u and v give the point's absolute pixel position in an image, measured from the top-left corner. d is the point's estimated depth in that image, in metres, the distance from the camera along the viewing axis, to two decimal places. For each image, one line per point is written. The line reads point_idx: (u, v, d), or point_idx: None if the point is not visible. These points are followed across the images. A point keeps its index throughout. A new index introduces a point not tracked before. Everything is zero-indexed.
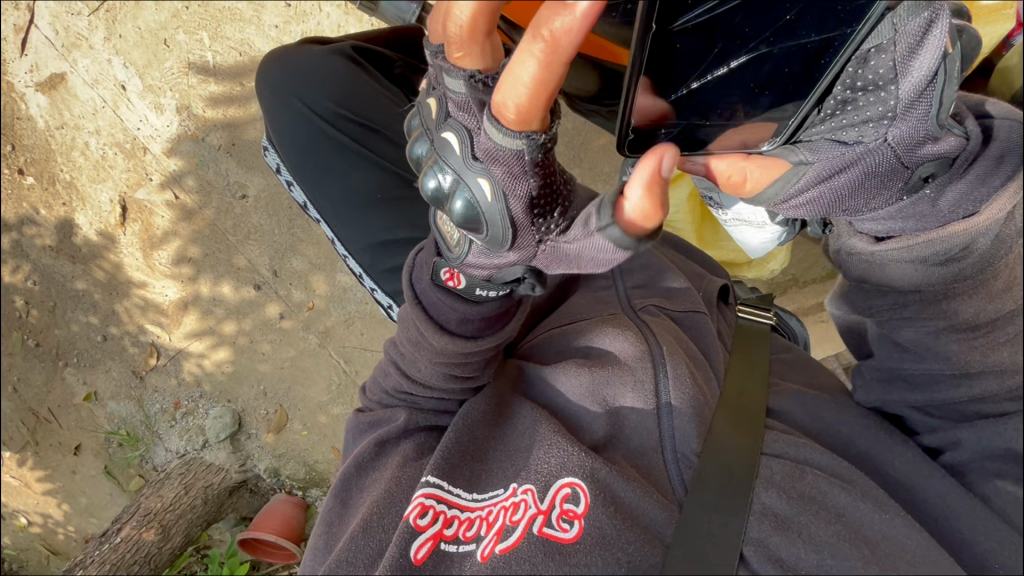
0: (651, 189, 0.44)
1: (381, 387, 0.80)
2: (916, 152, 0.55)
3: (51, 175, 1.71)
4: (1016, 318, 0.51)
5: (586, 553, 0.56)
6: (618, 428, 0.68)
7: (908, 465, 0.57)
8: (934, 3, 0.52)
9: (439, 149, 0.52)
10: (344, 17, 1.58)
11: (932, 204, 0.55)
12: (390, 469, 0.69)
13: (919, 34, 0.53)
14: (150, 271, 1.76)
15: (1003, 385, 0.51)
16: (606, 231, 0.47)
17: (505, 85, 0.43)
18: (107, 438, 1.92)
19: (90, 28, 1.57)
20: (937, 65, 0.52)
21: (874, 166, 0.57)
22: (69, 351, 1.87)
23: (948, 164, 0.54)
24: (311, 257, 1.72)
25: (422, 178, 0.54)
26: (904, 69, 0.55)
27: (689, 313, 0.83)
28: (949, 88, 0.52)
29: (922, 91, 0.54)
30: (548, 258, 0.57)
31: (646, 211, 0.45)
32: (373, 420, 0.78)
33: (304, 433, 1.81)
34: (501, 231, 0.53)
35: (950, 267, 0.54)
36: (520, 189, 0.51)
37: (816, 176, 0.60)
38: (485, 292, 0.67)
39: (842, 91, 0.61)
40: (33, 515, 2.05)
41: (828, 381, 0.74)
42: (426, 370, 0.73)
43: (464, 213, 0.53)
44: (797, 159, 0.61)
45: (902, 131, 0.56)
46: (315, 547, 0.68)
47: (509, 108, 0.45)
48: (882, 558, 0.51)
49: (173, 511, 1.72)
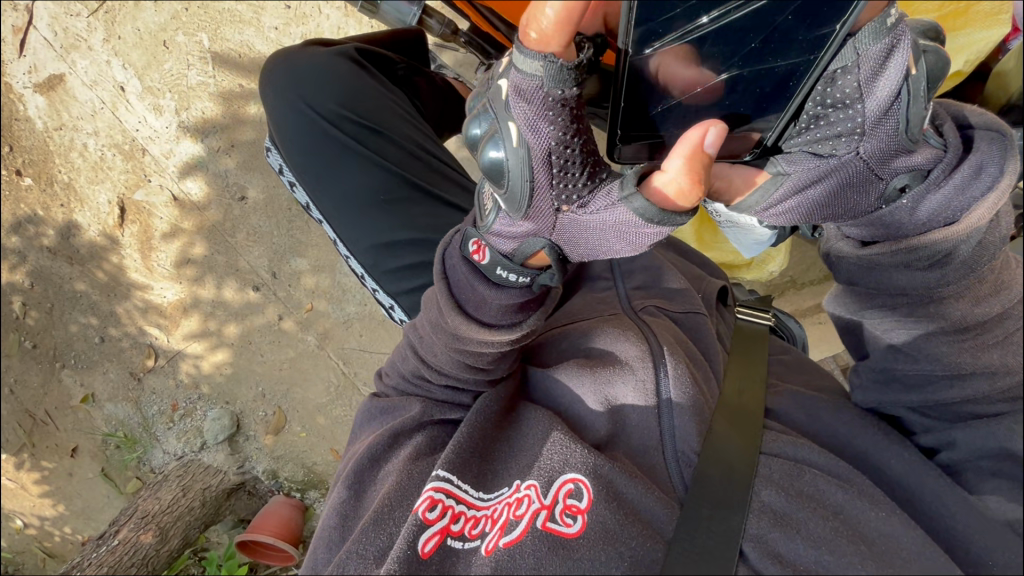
0: (689, 162, 0.51)
1: (398, 372, 0.81)
2: (889, 164, 0.57)
3: (49, 177, 1.71)
4: (1003, 321, 0.53)
5: (588, 548, 0.57)
6: (618, 426, 0.68)
7: (903, 464, 0.58)
8: (895, 27, 0.53)
9: (488, 96, 0.54)
10: (344, 20, 1.57)
11: (909, 213, 0.56)
12: (401, 462, 0.69)
13: (881, 57, 0.53)
14: (149, 273, 1.76)
15: (995, 386, 0.53)
16: (630, 201, 0.54)
17: (535, 8, 0.45)
18: (105, 440, 1.91)
19: (89, 30, 1.58)
20: (900, 86, 0.53)
21: (848, 180, 0.58)
22: (66, 353, 1.86)
23: (921, 176, 0.56)
24: (310, 258, 1.72)
25: (467, 124, 0.56)
26: (869, 89, 0.55)
27: (690, 313, 0.83)
28: (916, 105, 0.53)
29: (887, 110, 0.54)
30: (566, 229, 0.60)
31: (682, 186, 0.52)
32: (389, 405, 0.79)
33: (303, 434, 1.81)
34: (520, 187, 0.55)
35: (935, 272, 0.55)
36: (547, 141, 0.53)
37: (792, 187, 0.61)
38: (505, 274, 0.65)
39: (813, 107, 0.60)
40: (29, 517, 2.04)
41: (825, 382, 0.74)
42: (442, 356, 0.73)
43: (492, 163, 0.55)
44: (775, 169, 0.62)
45: (873, 145, 0.57)
46: (328, 537, 0.68)
47: (533, 27, 0.47)
48: (880, 554, 0.51)
49: (171, 513, 1.71)
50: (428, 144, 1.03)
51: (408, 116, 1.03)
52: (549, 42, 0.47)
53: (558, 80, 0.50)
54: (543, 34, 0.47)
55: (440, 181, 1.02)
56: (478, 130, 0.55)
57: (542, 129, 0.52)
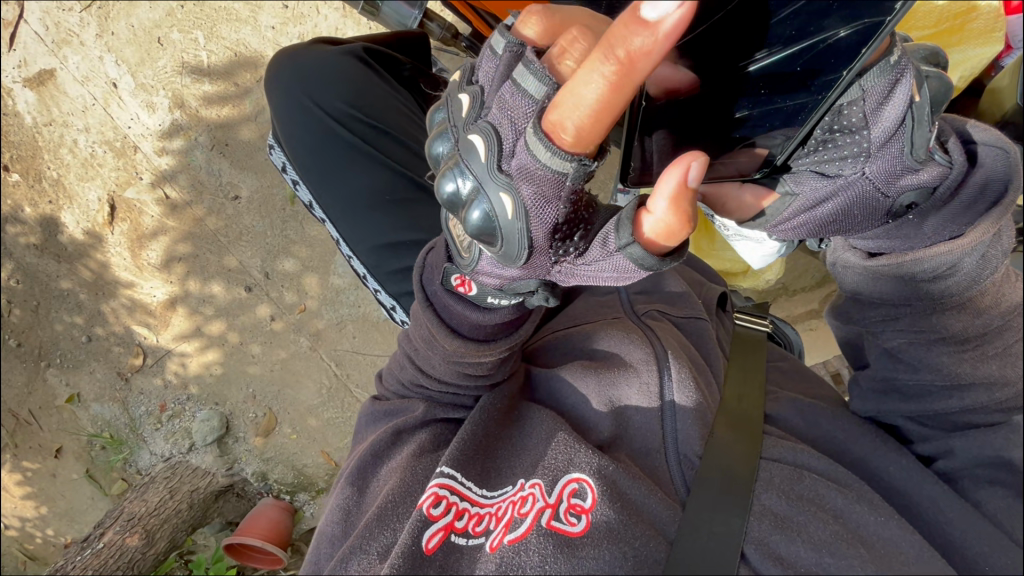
0: (675, 204, 0.48)
1: (397, 377, 0.81)
2: (897, 182, 0.59)
3: (37, 173, 1.69)
4: (1003, 332, 0.54)
5: (593, 547, 0.57)
6: (622, 427, 0.68)
7: (901, 471, 0.59)
8: (898, 64, 0.56)
9: (467, 154, 0.51)
10: (342, 20, 1.56)
11: (916, 228, 0.59)
12: (404, 460, 0.69)
13: (885, 92, 0.57)
14: (139, 271, 1.74)
15: (992, 397, 0.53)
16: (628, 249, 0.51)
17: (571, 110, 0.45)
18: (90, 441, 1.88)
19: (82, 25, 1.57)
20: (905, 114, 0.56)
21: (856, 199, 0.62)
22: (52, 351, 1.84)
23: (929, 194, 0.58)
24: (303, 258, 1.70)
25: (439, 179, 0.52)
26: (874, 118, 0.59)
27: (691, 319, 0.83)
28: (920, 131, 0.56)
29: (893, 134, 0.58)
30: (563, 275, 0.59)
31: (670, 226, 0.49)
32: (391, 408, 0.79)
33: (293, 436, 1.79)
34: (517, 251, 0.53)
35: (939, 283, 0.57)
36: (544, 211, 0.51)
37: (801, 206, 0.66)
38: (497, 300, 0.66)
39: (822, 133, 0.63)
40: (10, 519, 2.00)
41: (823, 390, 0.75)
42: (441, 367, 0.73)
43: (482, 225, 0.52)
44: (783, 189, 0.67)
45: (879, 167, 0.60)
46: (329, 534, 0.67)
47: (566, 130, 0.46)
48: (878, 556, 0.52)
49: (158, 515, 1.67)
50: None
51: (415, 117, 1.03)
52: (586, 142, 0.46)
53: (581, 174, 0.49)
54: (579, 136, 0.46)
55: None
56: (458, 190, 0.52)
57: (540, 203, 0.50)
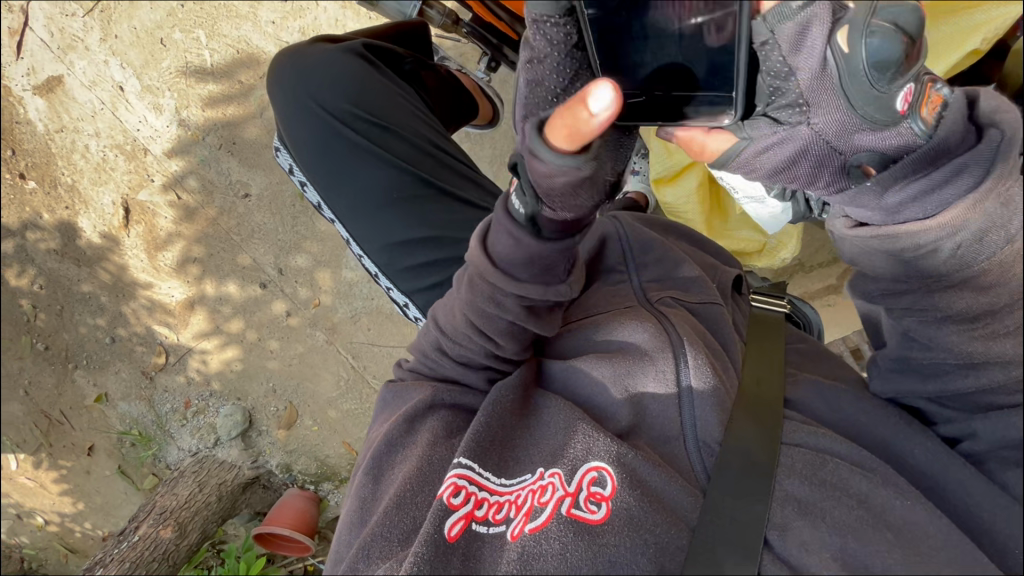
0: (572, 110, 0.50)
1: (417, 350, 0.81)
2: (852, 136, 0.61)
3: (52, 179, 1.73)
4: (1013, 312, 0.53)
5: (614, 534, 0.57)
6: (641, 415, 0.67)
7: (927, 454, 0.57)
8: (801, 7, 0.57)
9: None
10: (341, 12, 1.54)
11: (879, 197, 0.60)
12: (420, 448, 0.69)
13: (799, 33, 0.58)
14: (156, 272, 1.77)
15: (1010, 375, 0.53)
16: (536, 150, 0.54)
17: None
18: (120, 438, 1.94)
19: (86, 30, 1.59)
20: (825, 53, 0.57)
21: (805, 147, 0.64)
22: (77, 353, 1.89)
23: (883, 155, 0.60)
24: (314, 253, 1.71)
25: None
26: (795, 61, 0.60)
27: (706, 305, 0.78)
28: (841, 64, 0.56)
29: (819, 75, 0.59)
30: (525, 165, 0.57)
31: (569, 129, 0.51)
32: (400, 395, 0.79)
33: (315, 428, 1.82)
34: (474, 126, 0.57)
35: (929, 260, 0.56)
36: None
37: (756, 151, 0.68)
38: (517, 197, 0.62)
39: (765, 82, 0.64)
40: (51, 514, 2.09)
41: (843, 371, 0.74)
42: (457, 313, 0.73)
43: None
44: (743, 135, 0.68)
45: (824, 118, 0.62)
46: (350, 520, 0.69)
47: None
48: (905, 542, 0.52)
49: (189, 508, 1.71)
50: (440, 141, 1.02)
51: (420, 113, 1.03)
52: None
53: None
54: None
55: (454, 179, 1.01)
56: None
57: None
